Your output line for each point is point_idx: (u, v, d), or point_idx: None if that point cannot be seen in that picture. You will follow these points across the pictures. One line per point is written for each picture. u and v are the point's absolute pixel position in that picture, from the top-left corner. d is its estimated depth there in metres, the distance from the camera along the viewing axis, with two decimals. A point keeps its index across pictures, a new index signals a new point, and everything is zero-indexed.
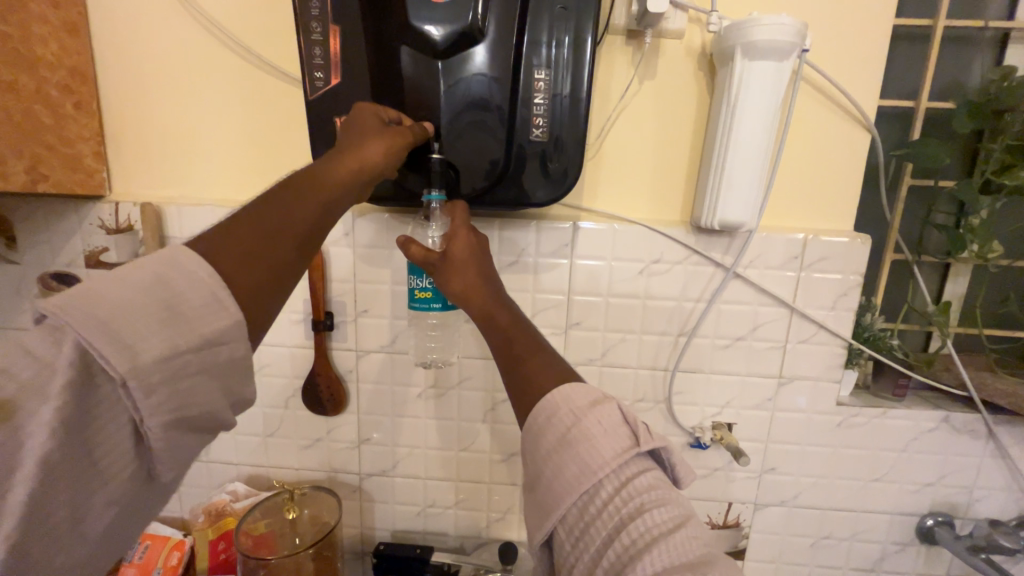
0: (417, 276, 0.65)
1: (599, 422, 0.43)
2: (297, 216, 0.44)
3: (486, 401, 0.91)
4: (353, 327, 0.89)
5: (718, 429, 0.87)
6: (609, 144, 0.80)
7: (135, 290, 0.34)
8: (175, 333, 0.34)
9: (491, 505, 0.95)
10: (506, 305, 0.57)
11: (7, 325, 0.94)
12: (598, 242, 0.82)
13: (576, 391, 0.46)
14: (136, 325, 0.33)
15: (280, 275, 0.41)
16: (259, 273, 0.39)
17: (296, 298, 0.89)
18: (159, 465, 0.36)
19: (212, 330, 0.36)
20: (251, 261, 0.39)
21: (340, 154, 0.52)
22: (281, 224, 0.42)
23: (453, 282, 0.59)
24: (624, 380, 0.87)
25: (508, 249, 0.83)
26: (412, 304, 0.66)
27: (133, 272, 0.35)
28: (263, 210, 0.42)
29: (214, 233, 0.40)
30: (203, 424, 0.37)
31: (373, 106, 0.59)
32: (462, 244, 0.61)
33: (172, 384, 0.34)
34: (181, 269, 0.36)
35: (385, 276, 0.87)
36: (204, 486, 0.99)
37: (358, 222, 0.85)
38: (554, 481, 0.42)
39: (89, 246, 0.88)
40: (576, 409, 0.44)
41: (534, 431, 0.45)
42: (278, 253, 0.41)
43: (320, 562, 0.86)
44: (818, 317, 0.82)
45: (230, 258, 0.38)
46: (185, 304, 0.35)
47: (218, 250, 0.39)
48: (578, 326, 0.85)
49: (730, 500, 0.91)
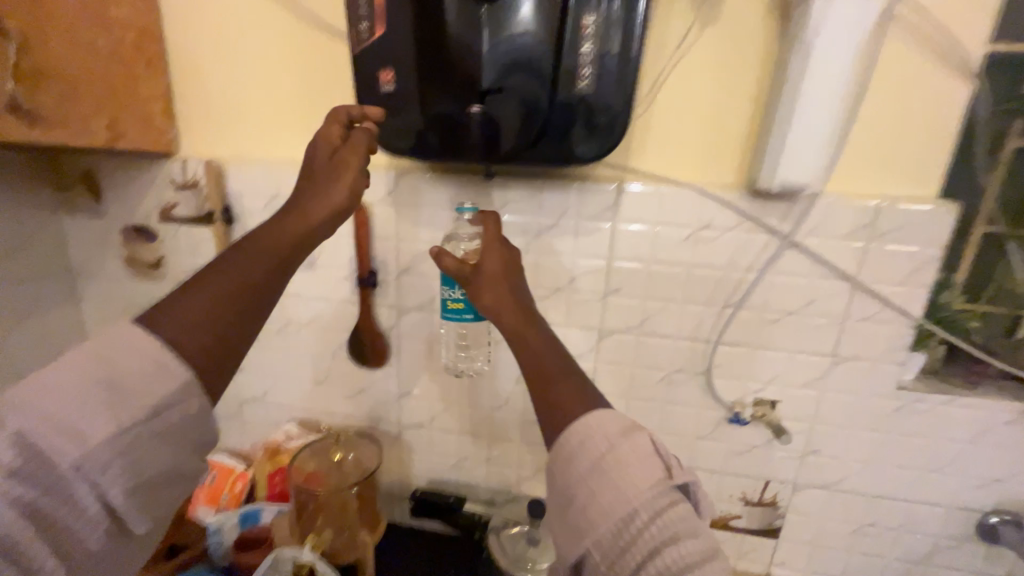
0: (450, 287, 0.73)
1: (633, 451, 0.44)
2: (246, 281, 0.49)
3: None
4: (395, 285, 0.92)
5: (760, 406, 0.84)
6: (662, 99, 0.75)
7: (73, 380, 0.42)
8: (119, 412, 0.42)
9: (523, 463, 0.98)
10: (531, 321, 0.57)
11: (95, 271, 1.05)
12: (643, 205, 0.79)
13: (606, 417, 0.46)
14: (79, 411, 0.41)
15: (233, 338, 0.47)
16: (205, 338, 0.46)
17: (342, 256, 0.93)
18: (123, 501, 0.44)
19: (159, 400, 0.43)
20: (199, 328, 0.46)
21: (314, 191, 0.59)
22: (231, 294, 0.48)
23: (484, 297, 0.60)
24: (664, 349, 0.85)
25: (550, 211, 0.82)
26: (444, 313, 0.74)
27: (73, 364, 0.42)
28: (219, 281, 0.48)
29: (165, 307, 0.46)
30: (154, 464, 0.45)
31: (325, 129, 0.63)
32: (494, 263, 0.62)
33: (127, 455, 0.43)
34: (124, 349, 0.43)
35: (426, 236, 0.88)
36: (260, 424, 1.08)
37: (402, 181, 0.86)
38: (588, 505, 0.43)
39: (161, 201, 0.96)
40: (609, 436, 0.45)
41: (566, 452, 0.45)
42: (225, 320, 0.47)
43: (363, 498, 0.94)
44: (884, 293, 0.75)
45: (177, 327, 0.45)
46: (128, 381, 0.43)
47: (163, 318, 0.46)
48: (617, 292, 0.83)
49: (768, 478, 0.88)
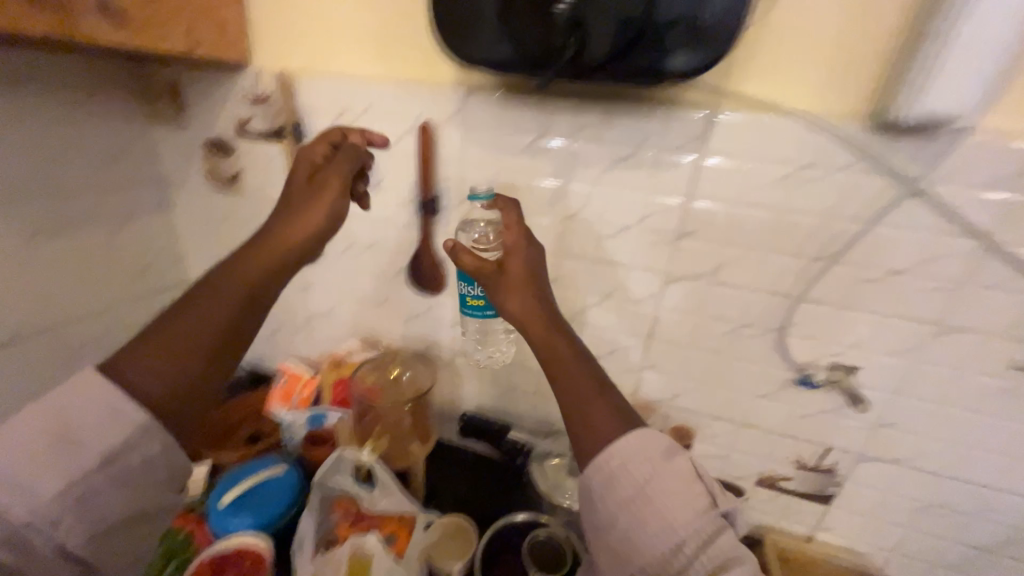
0: (468, 284, 0.74)
1: (674, 476, 0.49)
2: (209, 316, 0.57)
3: (577, 304, 0.89)
4: (456, 214, 0.91)
5: (835, 371, 0.78)
6: (781, 6, 0.63)
7: (32, 431, 0.50)
8: (72, 462, 0.50)
9: None
10: (562, 331, 0.60)
11: (182, 183, 1.12)
12: (736, 137, 0.70)
13: (647, 440, 0.51)
14: (31, 464, 0.48)
15: (194, 372, 0.55)
16: (171, 371, 0.54)
17: (405, 180, 0.92)
18: (83, 546, 0.51)
19: (111, 444, 0.51)
20: (174, 362, 0.54)
21: (292, 216, 0.66)
22: (195, 331, 0.56)
23: (511, 304, 0.62)
24: (734, 301, 0.79)
25: (628, 139, 0.75)
26: (464, 309, 0.76)
27: (31, 416, 0.50)
28: (184, 322, 0.56)
29: (142, 342, 0.55)
30: (105, 507, 0.52)
31: (307, 153, 0.72)
32: (518, 263, 0.64)
33: (76, 506, 0.50)
34: (88, 394, 0.52)
35: (491, 162, 0.85)
36: (325, 338, 1.16)
37: (471, 101, 0.82)
38: (637, 529, 0.48)
39: (237, 116, 0.99)
40: (652, 461, 0.50)
41: (610, 475, 0.50)
42: (193, 355, 0.55)
43: (417, 417, 0.98)
44: (1019, 258, 0.64)
45: (152, 364, 0.54)
46: (76, 429, 0.51)
47: (135, 359, 0.54)
48: (691, 236, 0.77)
49: (830, 445, 0.83)
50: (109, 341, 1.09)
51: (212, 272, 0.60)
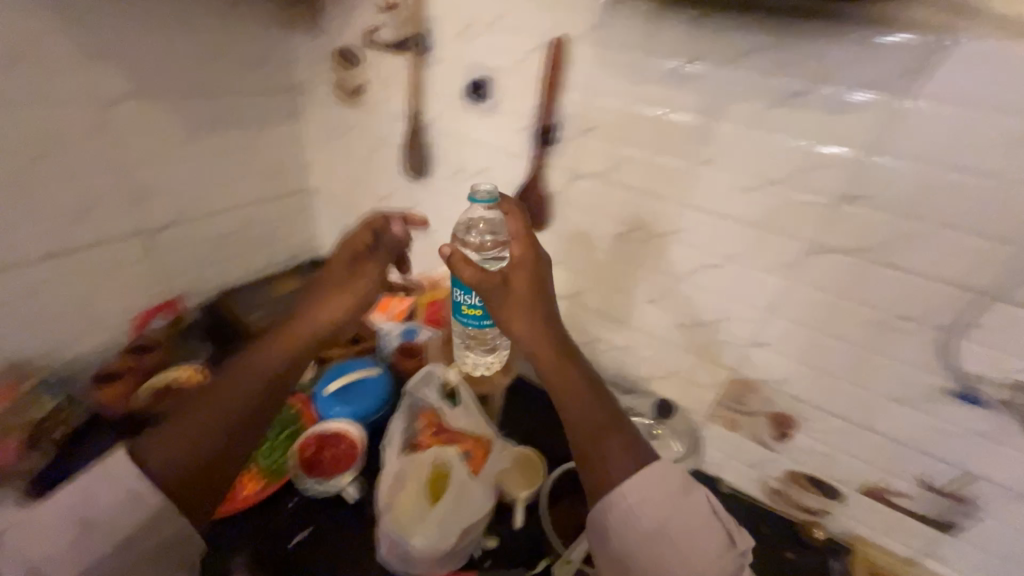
0: (466, 294, 0.78)
1: (694, 517, 0.59)
2: (230, 403, 0.66)
3: (692, 261, 0.82)
4: (573, 146, 0.86)
5: (1010, 390, 0.64)
6: None
7: (60, 519, 0.56)
8: (93, 544, 0.57)
9: (657, 362, 0.95)
10: (570, 361, 0.69)
11: (311, 93, 1.18)
12: (961, 74, 0.56)
13: (665, 480, 0.60)
14: (60, 545, 0.55)
15: (215, 440, 0.63)
16: (192, 452, 0.62)
17: (525, 104, 0.88)
18: None
19: (129, 528, 0.58)
20: (195, 441, 0.62)
21: (321, 300, 0.78)
22: (219, 416, 0.64)
23: (517, 326, 0.70)
24: (891, 282, 0.67)
25: (807, 69, 0.64)
26: (461, 315, 0.80)
27: (59, 503, 0.57)
28: (206, 414, 0.64)
29: (160, 436, 0.63)
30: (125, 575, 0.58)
31: (344, 248, 0.81)
32: (521, 275, 0.71)
33: None
34: (110, 485, 0.58)
35: (625, 89, 0.78)
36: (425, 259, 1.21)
37: (615, 17, 0.75)
38: (659, 561, 0.57)
39: (368, 25, 1.00)
40: (672, 500, 0.59)
41: (627, 509, 0.59)
42: (214, 434, 0.63)
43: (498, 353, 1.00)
44: None
45: (173, 449, 0.61)
46: (108, 510, 0.58)
47: (156, 453, 0.61)
48: (861, 198, 0.65)
49: (974, 473, 0.70)
50: (241, 233, 1.20)
51: (239, 361, 0.70)
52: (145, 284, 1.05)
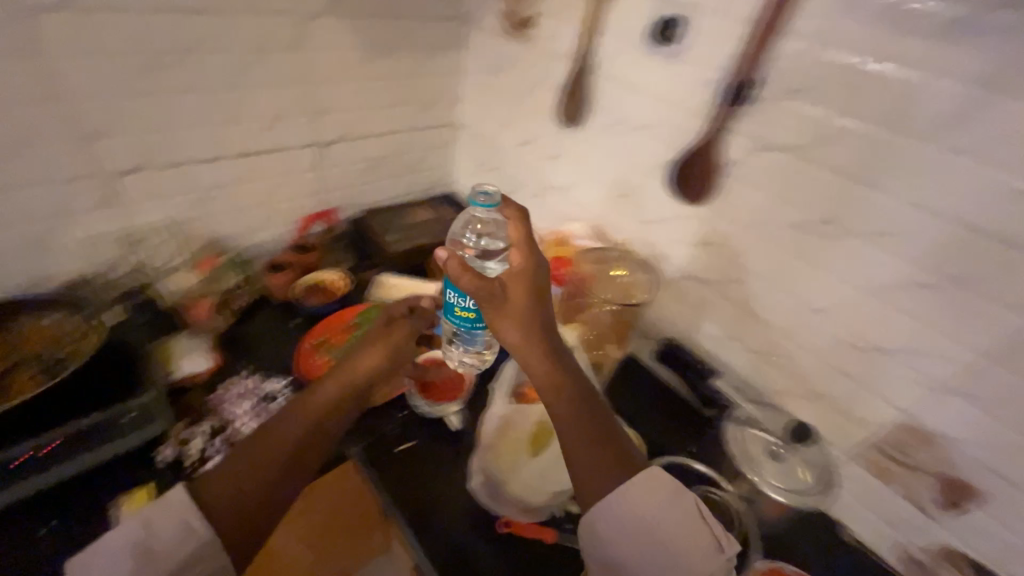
0: (459, 296, 0.67)
1: (681, 518, 0.58)
2: (277, 449, 0.65)
3: (891, 273, 0.68)
4: (767, 108, 0.74)
5: None
6: None
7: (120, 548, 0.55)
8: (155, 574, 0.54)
9: (800, 379, 0.83)
10: (560, 371, 0.65)
11: (479, 23, 1.15)
12: None
13: (650, 482, 0.60)
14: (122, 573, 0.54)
15: (265, 485, 0.62)
16: (243, 493, 0.61)
17: (720, 52, 0.76)
18: None
19: (190, 552, 0.56)
20: (248, 482, 0.62)
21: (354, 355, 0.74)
22: (267, 459, 0.64)
23: (511, 336, 0.65)
24: None
25: None
26: (451, 318, 0.70)
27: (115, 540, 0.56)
28: (253, 458, 0.63)
29: (214, 476, 0.63)
30: None
31: (387, 311, 0.80)
32: (520, 291, 0.66)
33: None
34: (161, 522, 0.57)
35: (865, 45, 0.63)
36: (550, 215, 1.16)
37: None
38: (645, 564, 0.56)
39: None
40: (659, 504, 0.58)
41: (614, 511, 0.58)
42: (264, 477, 0.62)
43: (619, 320, 0.95)
44: None
45: (221, 492, 0.61)
46: (163, 543, 0.55)
47: (212, 493, 0.61)
48: None
49: None
50: (388, 161, 1.26)
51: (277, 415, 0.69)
52: (310, 193, 1.17)
